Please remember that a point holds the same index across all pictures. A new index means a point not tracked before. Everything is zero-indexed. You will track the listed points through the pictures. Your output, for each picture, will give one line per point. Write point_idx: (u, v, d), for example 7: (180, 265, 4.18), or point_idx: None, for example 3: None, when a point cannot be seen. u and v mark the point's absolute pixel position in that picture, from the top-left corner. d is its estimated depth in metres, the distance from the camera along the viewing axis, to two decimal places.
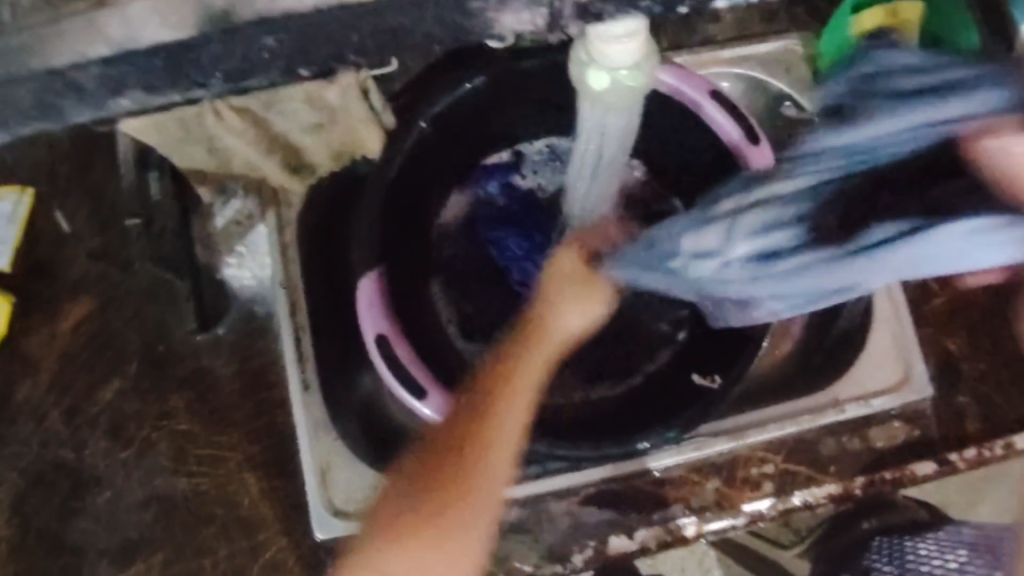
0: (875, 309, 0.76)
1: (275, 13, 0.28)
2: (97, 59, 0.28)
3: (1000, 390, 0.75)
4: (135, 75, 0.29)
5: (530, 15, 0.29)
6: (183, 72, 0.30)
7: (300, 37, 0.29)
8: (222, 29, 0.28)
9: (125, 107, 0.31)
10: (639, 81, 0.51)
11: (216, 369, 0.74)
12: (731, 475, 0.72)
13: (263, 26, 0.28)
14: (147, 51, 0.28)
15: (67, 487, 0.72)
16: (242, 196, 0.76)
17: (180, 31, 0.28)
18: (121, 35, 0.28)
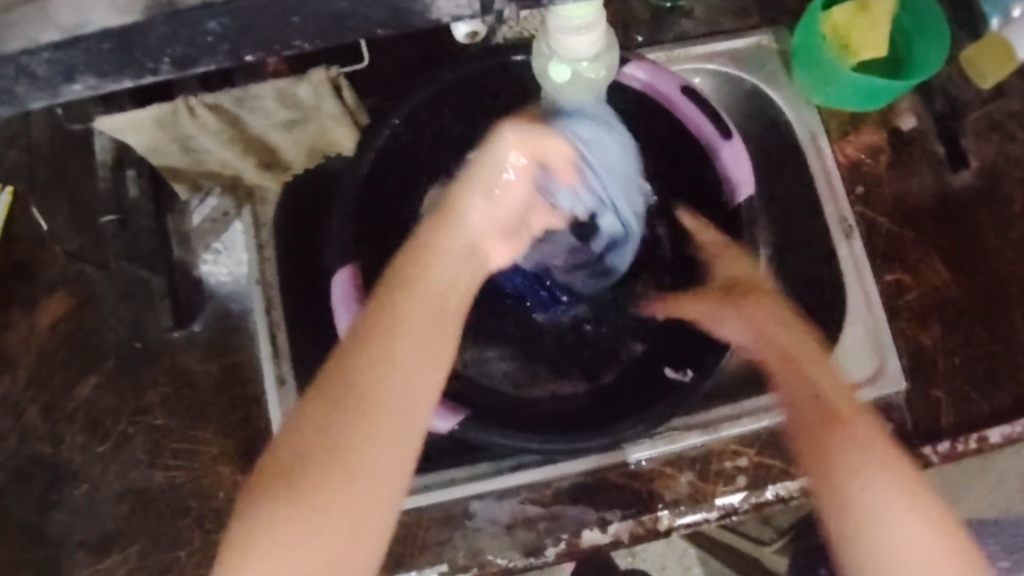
0: (849, 303, 0.76)
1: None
2: (47, 44, 0.27)
3: (973, 383, 0.75)
4: (84, 59, 0.28)
5: None
6: (133, 56, 0.28)
7: (243, 21, 0.28)
8: (167, 13, 0.27)
9: (78, 93, 0.29)
10: (599, 73, 0.50)
11: (192, 365, 0.75)
12: (704, 468, 0.73)
13: (208, 9, 0.27)
14: (95, 37, 0.27)
15: (46, 481, 0.73)
16: (218, 195, 0.76)
17: (126, 16, 0.27)
18: (69, 20, 0.27)
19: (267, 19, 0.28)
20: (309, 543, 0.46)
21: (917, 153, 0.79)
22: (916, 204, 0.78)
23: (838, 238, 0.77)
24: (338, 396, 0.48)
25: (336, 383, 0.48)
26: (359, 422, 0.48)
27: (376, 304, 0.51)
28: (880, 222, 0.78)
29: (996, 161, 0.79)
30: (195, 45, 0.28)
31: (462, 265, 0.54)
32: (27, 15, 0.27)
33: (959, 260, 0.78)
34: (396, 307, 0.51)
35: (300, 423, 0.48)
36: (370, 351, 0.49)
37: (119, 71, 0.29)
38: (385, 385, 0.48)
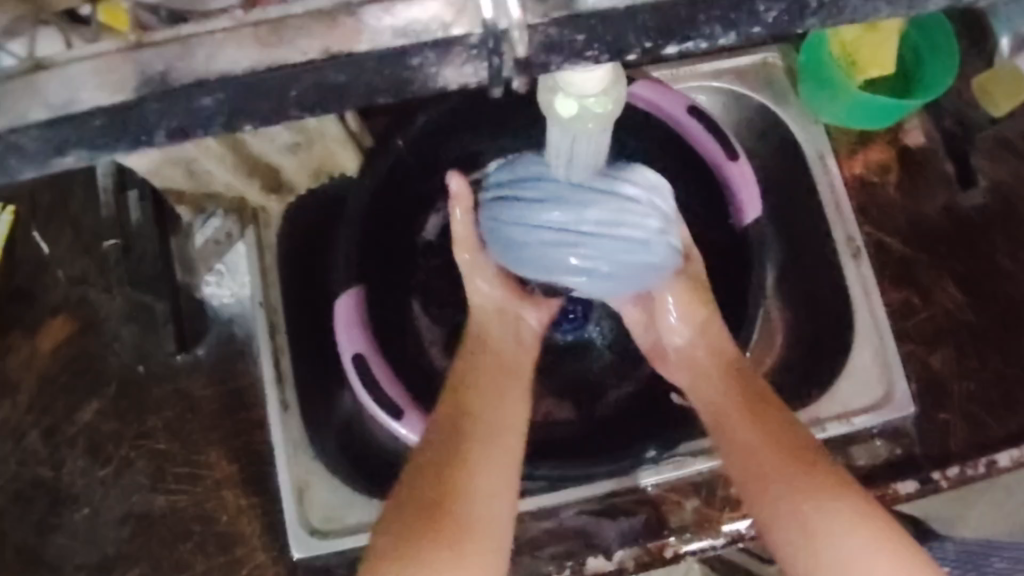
0: (856, 325, 0.74)
1: (212, 75, 0.27)
2: (35, 122, 0.27)
3: (985, 408, 0.75)
4: (74, 136, 0.27)
5: (471, 68, 0.28)
6: (127, 131, 0.27)
7: (241, 96, 0.27)
8: (161, 92, 0.27)
9: (69, 167, 0.28)
10: (606, 108, 0.50)
11: (194, 391, 0.74)
12: (711, 494, 0.72)
13: (204, 85, 0.27)
14: (86, 114, 0.27)
15: (46, 504, 0.72)
16: (222, 215, 0.74)
17: (116, 94, 0.27)
18: (60, 97, 0.27)
19: (264, 92, 0.27)
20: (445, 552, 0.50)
21: (927, 175, 0.78)
22: (928, 226, 0.78)
23: (843, 257, 0.76)
24: (446, 426, 0.56)
25: (422, 451, 0.55)
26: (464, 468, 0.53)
27: (448, 401, 0.58)
28: (890, 244, 0.77)
29: (1006, 182, 0.78)
30: (186, 119, 0.27)
31: (509, 373, 0.60)
32: (17, 96, 0.27)
33: (970, 283, 0.77)
34: (474, 391, 0.57)
35: (414, 481, 0.53)
36: (468, 409, 0.57)
37: (111, 144, 0.27)
38: (481, 444, 0.55)
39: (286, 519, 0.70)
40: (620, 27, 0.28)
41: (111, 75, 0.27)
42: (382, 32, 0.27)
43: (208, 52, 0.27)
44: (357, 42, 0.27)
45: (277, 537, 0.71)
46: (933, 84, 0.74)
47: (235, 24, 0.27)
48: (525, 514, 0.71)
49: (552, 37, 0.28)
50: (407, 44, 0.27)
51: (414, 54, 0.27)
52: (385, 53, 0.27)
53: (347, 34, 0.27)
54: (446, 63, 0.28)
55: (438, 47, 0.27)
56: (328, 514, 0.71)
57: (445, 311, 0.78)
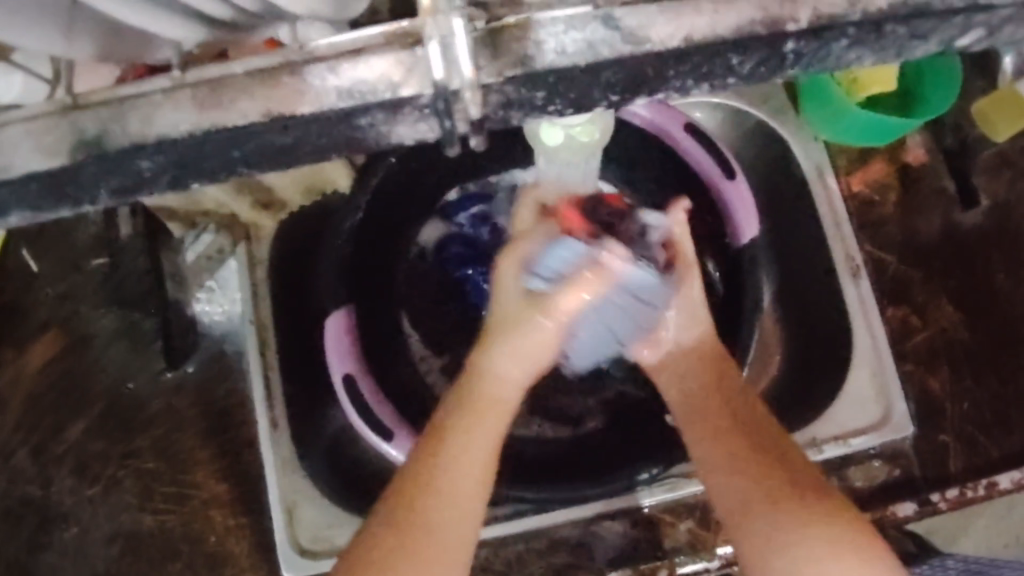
0: (853, 346, 0.73)
1: (149, 137, 0.27)
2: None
3: (984, 429, 0.73)
4: (12, 197, 0.28)
5: (426, 126, 0.28)
6: (65, 194, 0.28)
7: (180, 157, 0.28)
8: (95, 154, 0.27)
9: (13, 227, 0.30)
10: (593, 137, 0.49)
11: (182, 410, 0.73)
12: (704, 516, 0.71)
13: (139, 150, 0.27)
14: (20, 179, 0.27)
15: (34, 523, 0.72)
16: (214, 231, 0.73)
17: (52, 158, 0.27)
18: None
19: (204, 154, 0.28)
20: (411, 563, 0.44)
21: (926, 190, 0.77)
22: (926, 243, 0.76)
23: (843, 276, 0.74)
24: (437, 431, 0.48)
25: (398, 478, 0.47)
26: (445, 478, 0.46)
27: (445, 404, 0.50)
28: (889, 262, 0.76)
29: (1008, 198, 0.77)
30: (123, 178, 0.28)
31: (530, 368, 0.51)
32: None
33: (968, 302, 0.76)
34: (470, 391, 0.50)
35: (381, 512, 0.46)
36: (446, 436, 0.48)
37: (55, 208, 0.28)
38: (469, 465, 0.47)
39: (274, 540, 0.70)
40: (582, 86, 0.28)
41: (46, 138, 0.27)
42: (328, 94, 0.27)
43: (144, 115, 0.27)
44: (299, 104, 0.27)
45: (266, 557, 0.71)
46: (936, 102, 0.73)
47: (173, 86, 0.27)
48: (516, 535, 0.71)
49: (511, 96, 0.28)
50: (354, 104, 0.27)
51: (362, 115, 0.27)
52: (333, 114, 0.27)
53: (290, 95, 0.27)
54: (397, 122, 0.28)
55: (390, 107, 0.27)
56: (316, 534, 0.70)
57: (437, 327, 0.77)
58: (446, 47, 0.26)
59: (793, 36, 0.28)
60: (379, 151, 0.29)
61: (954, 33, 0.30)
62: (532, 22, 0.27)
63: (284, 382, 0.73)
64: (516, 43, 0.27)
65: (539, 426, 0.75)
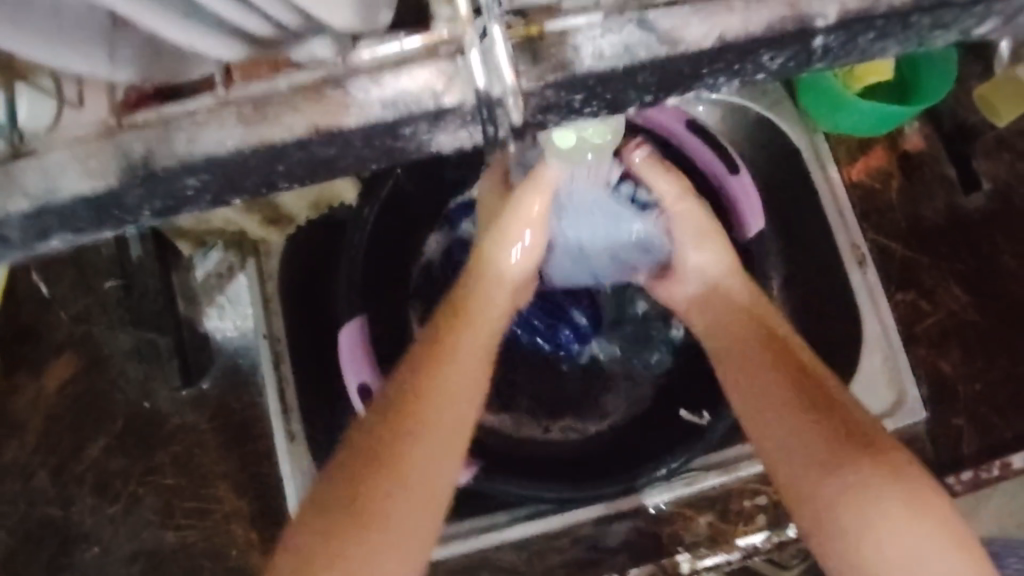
0: (864, 335, 0.74)
1: (195, 155, 0.30)
2: (18, 211, 0.31)
3: (994, 410, 0.74)
4: (61, 218, 0.31)
5: (463, 132, 0.31)
6: (109, 211, 0.32)
7: (222, 176, 0.31)
8: (142, 174, 0.30)
9: (55, 247, 0.33)
10: (606, 136, 0.50)
11: (200, 425, 0.74)
12: (724, 509, 0.72)
13: (185, 167, 0.30)
14: (68, 200, 0.31)
15: (55, 544, 0.72)
16: (222, 249, 0.74)
17: (96, 180, 0.30)
18: (39, 186, 0.30)
19: (246, 169, 0.31)
20: (358, 555, 0.46)
21: (929, 175, 0.78)
22: (930, 228, 0.77)
23: (849, 265, 0.75)
24: (394, 423, 0.49)
25: (387, 410, 0.50)
26: (390, 473, 0.48)
27: (396, 387, 0.51)
28: (895, 249, 0.77)
29: (1009, 181, 0.78)
30: (165, 192, 0.31)
31: (484, 354, 0.54)
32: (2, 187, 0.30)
33: (974, 285, 0.77)
34: (428, 384, 0.51)
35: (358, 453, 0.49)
36: (440, 371, 0.52)
37: (98, 226, 0.32)
38: (447, 438, 0.50)
39: None
40: (618, 87, 0.30)
41: (91, 159, 0.31)
42: (371, 104, 0.30)
43: (190, 134, 0.30)
44: (345, 115, 0.30)
45: None
46: (934, 87, 0.73)
47: (217, 104, 0.30)
48: (538, 537, 0.71)
49: (550, 100, 0.30)
50: (398, 114, 0.30)
51: (405, 123, 0.30)
52: (376, 124, 0.30)
53: (334, 107, 0.30)
54: (441, 127, 0.31)
55: (431, 115, 0.30)
56: None
57: None
58: (486, 51, 0.29)
59: (822, 29, 0.30)
60: (419, 157, 0.33)
61: (973, 25, 0.31)
62: (569, 32, 0.29)
63: (300, 394, 0.73)
64: (554, 48, 0.29)
65: (549, 429, 0.76)
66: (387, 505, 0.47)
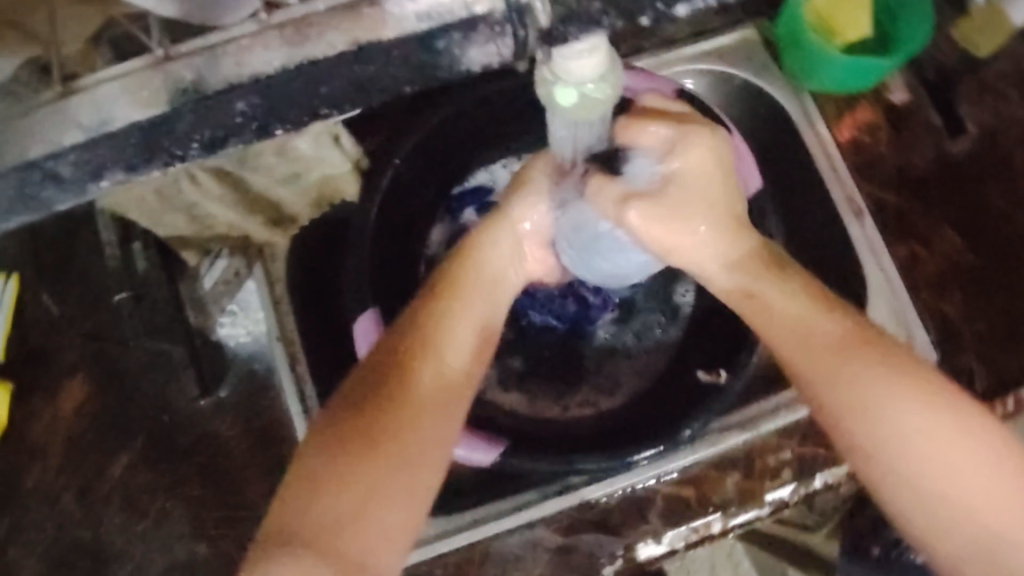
0: (867, 283, 0.76)
1: (243, 77, 0.31)
2: (72, 144, 0.31)
3: (1003, 345, 0.75)
4: (112, 153, 0.31)
5: (494, 46, 0.31)
6: (160, 147, 0.31)
7: (270, 98, 0.31)
8: (193, 99, 0.31)
9: (104, 194, 0.32)
10: (606, 93, 0.50)
11: (222, 433, 0.74)
12: (750, 466, 0.72)
13: (233, 90, 0.31)
14: (122, 131, 0.31)
15: (88, 565, 0.72)
16: (227, 255, 0.75)
17: (149, 108, 0.31)
18: (96, 118, 0.31)
19: (295, 86, 0.31)
20: (347, 506, 0.46)
21: (915, 124, 0.79)
22: (919, 174, 0.79)
23: (846, 218, 0.77)
24: (395, 371, 0.50)
25: (384, 358, 0.51)
26: (386, 418, 0.49)
27: (398, 347, 0.52)
28: (889, 199, 0.78)
29: (991, 123, 0.80)
30: (215, 119, 0.31)
31: (484, 322, 0.55)
32: (54, 123, 0.31)
33: (969, 226, 0.78)
34: (432, 339, 0.52)
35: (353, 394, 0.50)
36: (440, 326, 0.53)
37: (145, 164, 0.31)
38: (442, 390, 0.51)
39: None
40: None
41: (142, 91, 0.31)
42: (408, 18, 0.30)
43: (237, 57, 0.31)
44: (385, 29, 0.30)
45: None
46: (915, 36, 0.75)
47: (260, 29, 0.31)
48: (569, 512, 0.71)
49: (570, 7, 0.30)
50: (434, 26, 0.30)
51: (440, 37, 0.31)
52: (415, 37, 0.31)
53: (372, 23, 0.31)
54: (469, 44, 0.31)
55: (461, 27, 0.31)
56: None
57: None
58: None
59: None
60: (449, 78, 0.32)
61: None
62: None
63: (319, 391, 0.73)
64: None
65: (566, 405, 0.76)
66: (380, 444, 0.48)
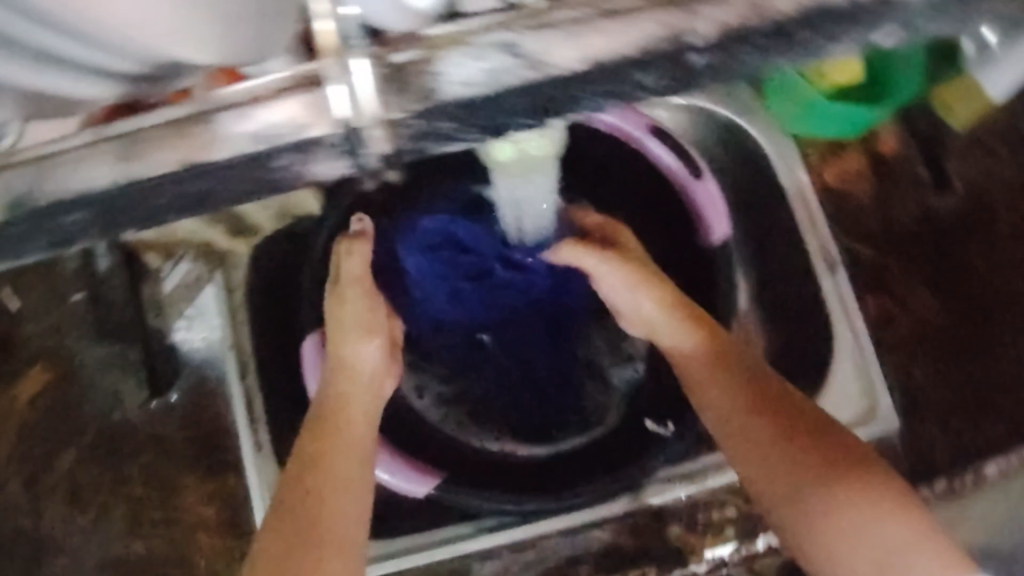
0: (835, 341, 0.74)
1: (71, 193, 0.33)
2: (75, 193, 0.33)
3: (966, 418, 0.75)
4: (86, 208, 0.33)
5: (340, 162, 0.34)
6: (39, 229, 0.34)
7: (100, 208, 0.34)
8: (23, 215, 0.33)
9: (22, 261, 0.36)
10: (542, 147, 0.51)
11: (169, 436, 0.74)
12: (691, 520, 0.72)
13: (71, 201, 0.33)
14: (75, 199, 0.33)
15: (28, 554, 0.73)
16: (191, 260, 0.74)
17: (117, 169, 0.33)
18: (66, 184, 0.33)
19: (555, 92, 0.32)
20: None
21: (900, 178, 0.79)
22: (897, 239, 0.78)
23: (820, 271, 0.75)
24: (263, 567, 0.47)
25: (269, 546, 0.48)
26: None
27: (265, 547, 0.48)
28: (866, 254, 0.78)
29: (983, 181, 0.78)
30: (273, 182, 0.34)
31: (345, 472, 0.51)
32: (45, 170, 0.33)
33: (945, 286, 0.77)
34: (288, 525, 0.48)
35: None
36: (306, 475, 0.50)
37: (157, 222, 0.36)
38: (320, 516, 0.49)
39: None
40: (494, 112, 0.33)
41: (107, 157, 0.33)
42: (242, 136, 0.32)
43: (66, 170, 0.33)
44: (212, 150, 0.32)
45: None
46: (926, 84, 0.74)
47: (95, 140, 0.33)
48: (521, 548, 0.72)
49: (422, 128, 0.33)
50: (269, 146, 0.32)
51: (279, 156, 0.33)
52: (246, 157, 0.32)
53: (203, 144, 0.32)
54: (314, 160, 0.33)
55: (296, 146, 0.33)
56: None
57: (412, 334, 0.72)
58: (353, 84, 0.31)
59: (694, 45, 0.32)
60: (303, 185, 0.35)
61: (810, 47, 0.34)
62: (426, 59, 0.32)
63: (275, 433, 0.72)
64: (419, 77, 0.32)
65: (500, 440, 0.72)
66: None
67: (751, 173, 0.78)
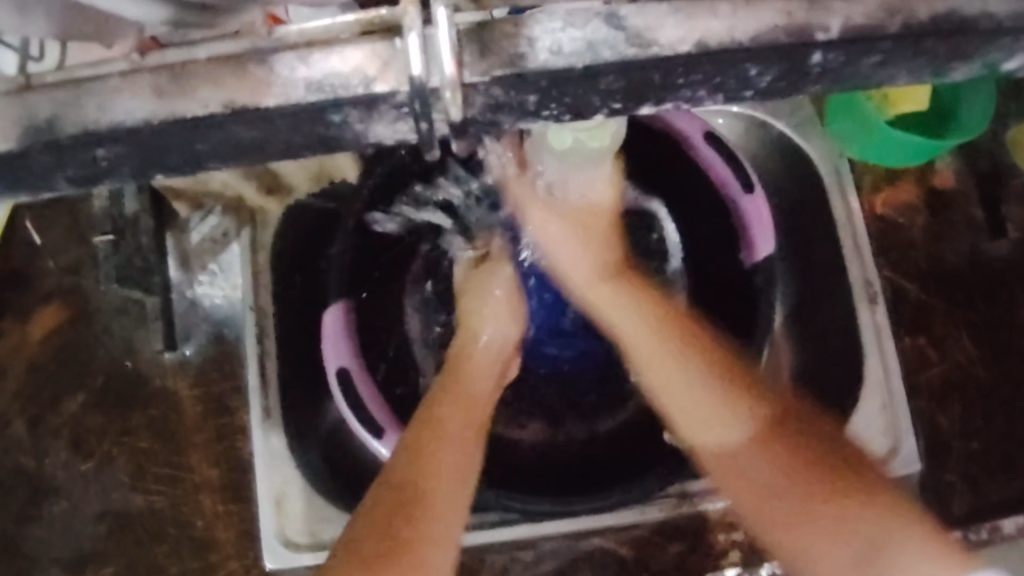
0: (865, 374, 0.72)
1: (101, 126, 0.31)
2: (105, 127, 0.31)
3: (989, 471, 0.72)
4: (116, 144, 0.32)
5: (401, 126, 0.32)
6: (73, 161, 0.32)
7: (141, 146, 0.32)
8: (49, 144, 0.32)
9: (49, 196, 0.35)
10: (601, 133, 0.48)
11: (179, 392, 0.73)
12: (696, 541, 0.70)
13: (104, 134, 0.31)
14: (106, 133, 0.31)
15: (25, 494, 0.72)
16: (219, 214, 0.73)
17: (154, 106, 0.31)
18: (96, 114, 0.31)
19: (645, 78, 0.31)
20: None
21: (954, 216, 0.76)
22: (941, 279, 0.76)
23: (860, 303, 0.73)
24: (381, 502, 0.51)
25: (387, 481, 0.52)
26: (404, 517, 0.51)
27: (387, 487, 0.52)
28: (908, 289, 0.75)
29: None
30: (334, 138, 0.33)
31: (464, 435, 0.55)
32: (81, 96, 0.32)
33: (984, 333, 0.75)
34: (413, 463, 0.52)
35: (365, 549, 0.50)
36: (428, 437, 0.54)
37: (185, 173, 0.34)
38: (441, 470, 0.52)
39: (263, 531, 0.69)
40: (578, 90, 0.32)
41: (149, 91, 0.31)
42: (294, 83, 0.31)
43: (101, 101, 0.31)
44: (266, 95, 0.31)
45: (249, 544, 0.70)
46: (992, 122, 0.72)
47: (133, 71, 0.32)
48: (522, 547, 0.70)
49: (498, 98, 0.31)
50: (323, 98, 0.31)
51: (336, 111, 0.31)
52: (303, 105, 0.31)
53: (258, 84, 0.31)
54: (375, 121, 0.32)
55: (363, 102, 0.31)
56: (306, 527, 0.69)
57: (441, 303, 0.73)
58: (428, 42, 0.30)
59: (822, 42, 0.31)
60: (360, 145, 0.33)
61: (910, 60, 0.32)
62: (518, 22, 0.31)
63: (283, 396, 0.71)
64: (507, 41, 0.31)
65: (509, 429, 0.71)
66: None
67: (801, 189, 0.76)
